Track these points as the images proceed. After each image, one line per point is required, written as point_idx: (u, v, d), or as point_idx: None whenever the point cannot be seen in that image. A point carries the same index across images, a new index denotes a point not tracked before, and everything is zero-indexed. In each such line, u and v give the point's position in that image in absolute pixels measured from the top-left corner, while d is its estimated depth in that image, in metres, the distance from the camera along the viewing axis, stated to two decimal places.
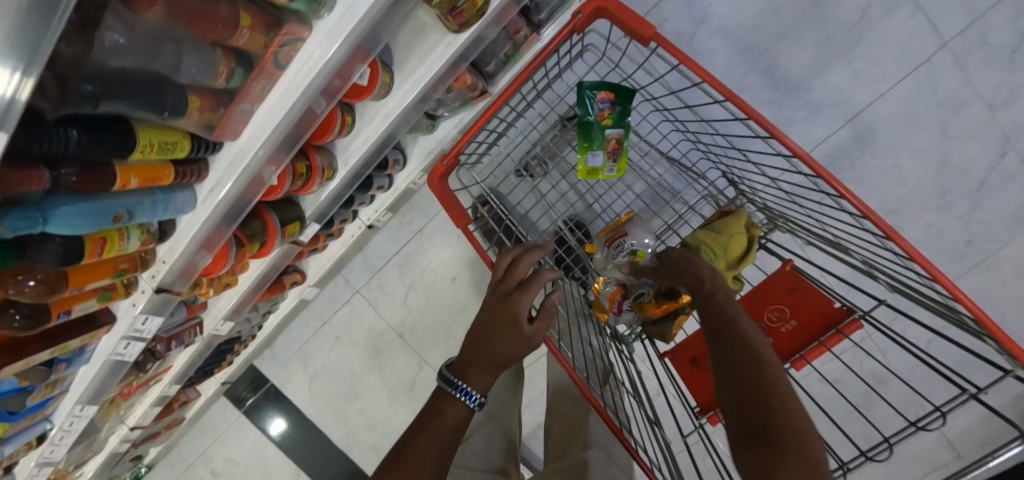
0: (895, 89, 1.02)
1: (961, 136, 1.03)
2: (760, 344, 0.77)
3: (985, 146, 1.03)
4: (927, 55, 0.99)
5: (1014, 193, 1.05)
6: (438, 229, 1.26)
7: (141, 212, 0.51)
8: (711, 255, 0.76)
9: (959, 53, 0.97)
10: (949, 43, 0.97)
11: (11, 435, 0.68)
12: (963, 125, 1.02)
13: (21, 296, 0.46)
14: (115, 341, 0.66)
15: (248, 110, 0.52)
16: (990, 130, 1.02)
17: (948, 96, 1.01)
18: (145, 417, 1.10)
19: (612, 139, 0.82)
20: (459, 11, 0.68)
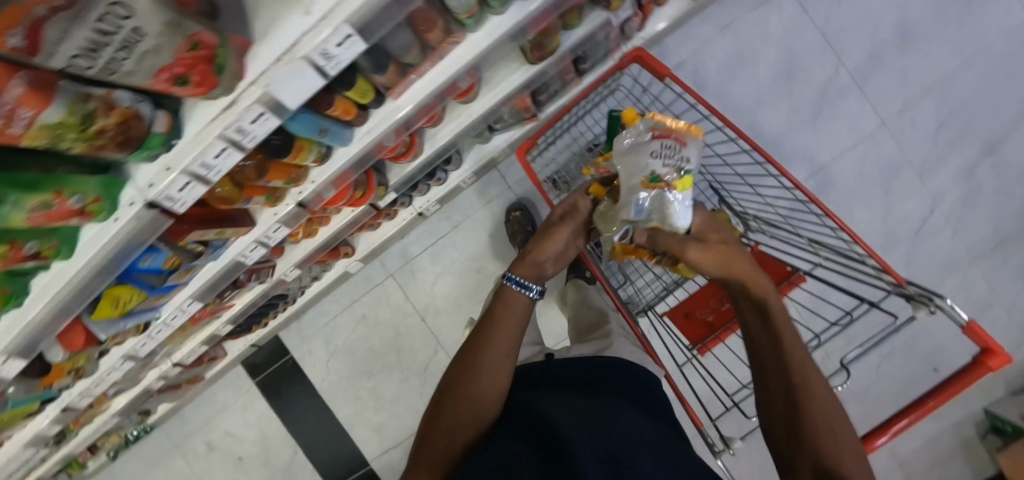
0: (846, 153, 1.39)
1: (900, 193, 1.38)
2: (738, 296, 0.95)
3: (912, 203, 1.38)
4: (871, 130, 1.37)
5: (942, 243, 1.38)
6: (472, 227, 1.49)
7: (329, 135, 0.75)
8: None
9: (895, 131, 1.36)
10: (885, 121, 1.36)
11: (137, 310, 0.83)
12: (897, 184, 1.38)
13: (240, 173, 0.70)
14: (248, 242, 0.85)
15: (413, 81, 0.78)
16: (918, 190, 1.38)
17: (890, 162, 1.38)
18: (189, 355, 1.20)
19: None
20: (542, 47, 0.97)
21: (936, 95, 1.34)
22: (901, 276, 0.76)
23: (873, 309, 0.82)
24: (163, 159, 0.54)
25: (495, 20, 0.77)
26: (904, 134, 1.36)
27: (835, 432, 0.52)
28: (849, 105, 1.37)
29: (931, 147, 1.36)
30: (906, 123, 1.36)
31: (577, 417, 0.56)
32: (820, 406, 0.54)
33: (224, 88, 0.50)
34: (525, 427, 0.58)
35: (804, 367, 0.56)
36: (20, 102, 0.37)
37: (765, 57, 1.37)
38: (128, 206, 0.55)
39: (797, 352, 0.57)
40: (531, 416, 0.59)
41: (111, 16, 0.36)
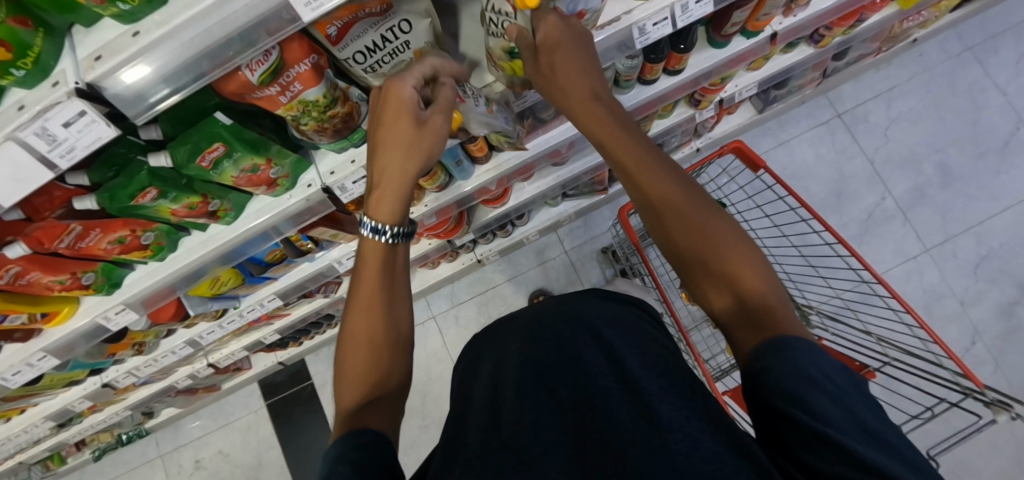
0: (892, 270, 1.40)
1: (942, 320, 1.36)
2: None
3: (955, 330, 1.35)
4: (914, 253, 1.40)
5: (987, 374, 1.31)
6: (523, 283, 1.54)
7: (458, 168, 0.83)
8: None
9: (937, 258, 1.39)
10: (928, 248, 1.40)
11: (224, 295, 0.84)
12: (938, 309, 1.36)
13: None
14: (349, 251, 0.89)
15: (539, 134, 0.86)
16: (958, 317, 1.35)
17: (931, 287, 1.38)
18: (226, 359, 1.16)
19: None
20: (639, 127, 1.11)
21: (975, 232, 1.40)
22: (977, 378, 0.71)
23: (955, 408, 0.75)
24: (351, 152, 0.60)
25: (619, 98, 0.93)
26: (943, 262, 1.39)
27: (761, 287, 0.39)
28: (893, 229, 1.42)
29: (970, 280, 1.37)
30: (948, 253, 1.39)
31: (511, 348, 0.47)
32: (728, 262, 0.40)
33: None
34: (468, 389, 0.48)
35: (696, 234, 0.42)
36: (299, 77, 0.45)
37: (815, 174, 1.47)
38: (306, 186, 0.60)
39: (688, 212, 0.42)
40: (474, 377, 0.49)
41: (397, 28, 0.46)
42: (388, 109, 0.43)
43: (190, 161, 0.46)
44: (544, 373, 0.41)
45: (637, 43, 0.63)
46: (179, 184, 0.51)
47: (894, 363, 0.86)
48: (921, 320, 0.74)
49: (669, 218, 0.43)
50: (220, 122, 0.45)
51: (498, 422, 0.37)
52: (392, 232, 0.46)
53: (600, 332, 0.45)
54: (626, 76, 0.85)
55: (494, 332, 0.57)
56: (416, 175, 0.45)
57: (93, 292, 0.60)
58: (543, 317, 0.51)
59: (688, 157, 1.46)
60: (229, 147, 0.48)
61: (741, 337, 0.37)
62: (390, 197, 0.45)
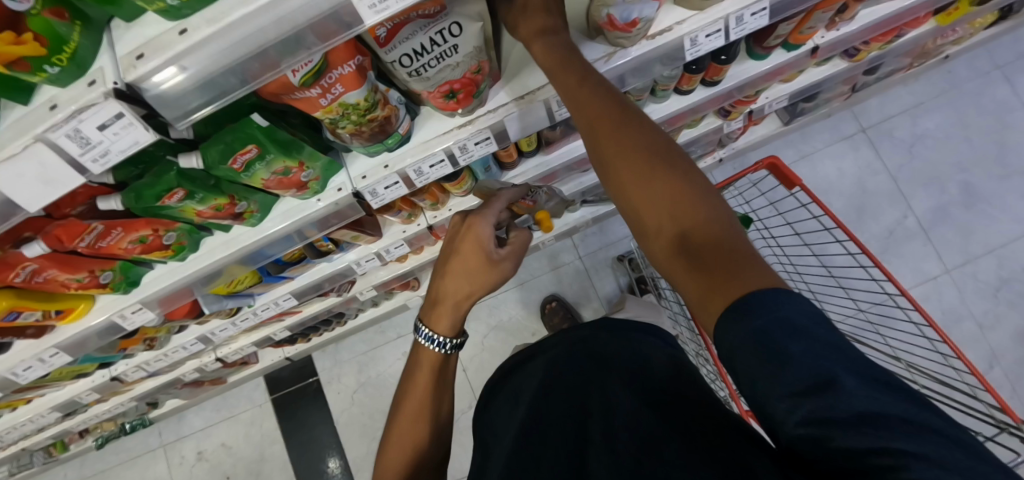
0: (912, 291, 1.36)
1: (963, 344, 1.32)
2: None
3: (976, 356, 1.31)
4: (933, 273, 1.36)
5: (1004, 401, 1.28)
6: (535, 288, 1.52)
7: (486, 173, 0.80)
8: None
9: (959, 280, 1.35)
10: (950, 270, 1.36)
11: (239, 293, 0.81)
12: (959, 334, 1.33)
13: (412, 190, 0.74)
14: (368, 253, 0.86)
15: (570, 141, 0.83)
16: (980, 343, 1.32)
17: (951, 310, 1.34)
18: (234, 353, 1.14)
19: None
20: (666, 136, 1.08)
21: (997, 253, 1.35)
22: (1017, 413, 0.68)
23: (990, 443, 0.72)
24: (383, 156, 0.57)
25: (652, 107, 0.90)
26: (962, 282, 1.34)
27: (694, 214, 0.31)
28: (910, 247, 1.38)
29: (989, 302, 1.33)
30: (968, 274, 1.35)
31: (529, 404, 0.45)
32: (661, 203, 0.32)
33: (469, 108, 0.55)
34: (493, 454, 0.46)
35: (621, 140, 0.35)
36: (342, 79, 0.42)
37: (838, 191, 1.43)
38: (336, 190, 0.57)
39: (627, 140, 0.35)
40: (501, 423, 0.48)
41: (447, 31, 0.43)
42: (465, 244, 0.50)
43: (221, 163, 0.44)
44: (559, 439, 0.39)
45: (687, 55, 0.60)
46: (207, 185, 0.48)
47: (924, 392, 0.83)
48: (959, 351, 0.71)
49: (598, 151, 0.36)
50: (256, 124, 0.42)
51: (512, 478, 0.36)
52: (449, 344, 0.50)
53: (611, 377, 0.43)
54: (663, 85, 0.81)
55: (514, 378, 0.54)
56: (475, 298, 0.51)
57: (109, 290, 0.58)
58: (559, 355, 0.49)
59: (709, 167, 1.42)
60: (262, 149, 0.45)
61: (690, 289, 0.30)
62: (446, 313, 0.50)
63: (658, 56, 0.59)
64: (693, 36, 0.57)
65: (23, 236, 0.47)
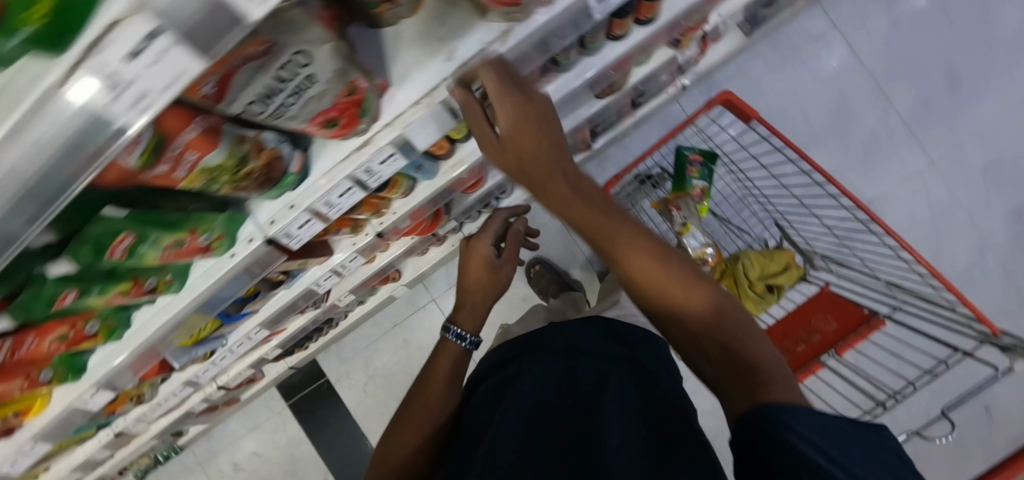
0: (896, 189, 1.31)
1: (949, 235, 1.30)
2: (812, 341, 0.91)
3: (961, 242, 1.30)
4: (917, 169, 1.30)
5: (985, 281, 1.30)
6: (517, 255, 1.50)
7: (421, 169, 0.74)
8: (749, 267, 0.94)
9: (943, 170, 1.30)
10: (935, 160, 1.30)
11: (208, 339, 0.80)
12: (949, 224, 1.30)
13: None
14: (324, 270, 0.83)
15: None
16: (965, 229, 1.30)
17: (938, 202, 1.30)
18: (234, 378, 1.17)
19: (695, 188, 1.00)
20: (613, 85, 1.00)
21: (983, 136, 1.29)
22: (994, 324, 0.67)
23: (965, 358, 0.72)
24: (287, 195, 0.52)
25: (587, 60, 0.79)
26: (949, 173, 1.30)
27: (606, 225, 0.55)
28: (902, 150, 1.31)
29: (981, 192, 1.30)
30: (954, 163, 1.30)
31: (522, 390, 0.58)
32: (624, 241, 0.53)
33: (362, 128, 0.49)
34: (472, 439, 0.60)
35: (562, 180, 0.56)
36: (191, 146, 0.37)
37: (814, 95, 1.32)
38: (247, 242, 0.53)
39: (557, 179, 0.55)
40: (479, 427, 0.61)
41: (291, 63, 0.36)
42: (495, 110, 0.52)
43: (97, 260, 0.41)
44: (533, 425, 0.52)
45: (594, 12, 0.54)
46: (101, 277, 0.45)
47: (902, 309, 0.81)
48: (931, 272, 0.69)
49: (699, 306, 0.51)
50: (115, 216, 0.39)
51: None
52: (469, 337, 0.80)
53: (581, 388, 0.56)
54: (590, 39, 0.73)
55: (490, 392, 0.66)
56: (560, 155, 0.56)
57: (57, 383, 0.57)
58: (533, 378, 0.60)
59: (674, 97, 1.32)
60: (139, 233, 0.41)
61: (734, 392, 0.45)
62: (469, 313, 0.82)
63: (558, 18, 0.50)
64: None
65: None
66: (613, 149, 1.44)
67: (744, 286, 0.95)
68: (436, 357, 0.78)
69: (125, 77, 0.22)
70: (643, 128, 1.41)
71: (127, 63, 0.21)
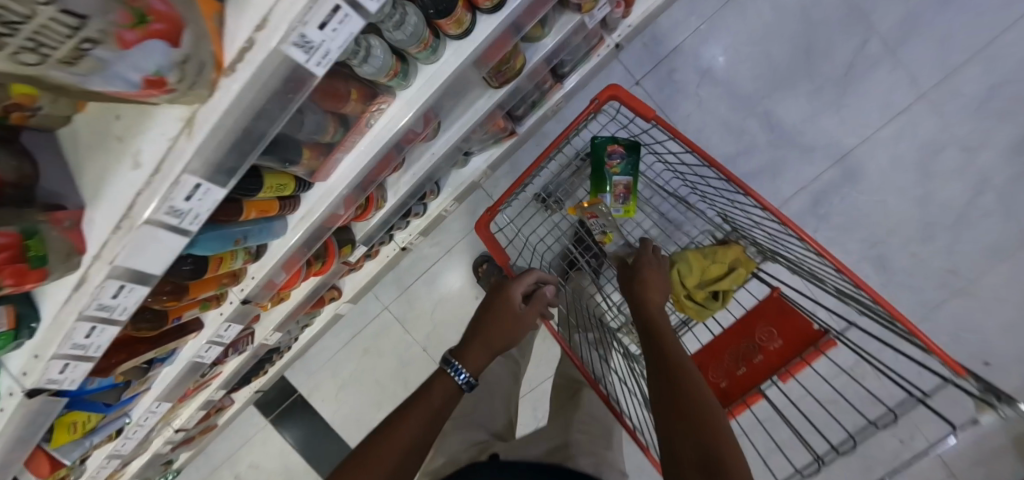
0: (884, 131, 1.09)
1: (950, 179, 1.10)
2: (752, 361, 0.74)
3: (966, 183, 1.09)
4: (903, 104, 1.07)
5: (990, 227, 1.11)
6: (464, 252, 1.39)
7: (251, 237, 0.62)
8: (686, 271, 0.81)
9: (936, 102, 1.06)
10: (936, 88, 1.06)
11: (100, 426, 0.78)
12: (934, 164, 1.09)
13: (156, 302, 0.59)
14: (199, 345, 0.77)
15: (341, 158, 0.64)
16: (962, 169, 1.09)
17: (925, 141, 1.09)
18: (189, 420, 1.18)
19: (617, 185, 0.85)
20: (504, 73, 0.82)
21: (1001, 49, 1.02)
22: (954, 362, 0.52)
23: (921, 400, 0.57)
24: (28, 344, 0.44)
25: (429, 70, 0.63)
26: (954, 101, 1.06)
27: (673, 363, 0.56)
28: (875, 80, 1.07)
29: (974, 119, 1.06)
30: (948, 94, 1.06)
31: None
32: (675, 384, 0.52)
33: (61, 267, 0.39)
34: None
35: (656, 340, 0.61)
36: None
37: (782, 25, 1.07)
38: (9, 396, 0.46)
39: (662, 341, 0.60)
40: None
41: None
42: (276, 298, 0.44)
43: None
44: None
45: (308, 67, 0.36)
46: None
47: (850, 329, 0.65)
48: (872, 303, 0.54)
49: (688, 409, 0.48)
50: None
51: None
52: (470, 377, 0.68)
53: None
54: (411, 51, 0.56)
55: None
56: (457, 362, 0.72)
57: None
58: None
59: (608, 56, 1.09)
60: None
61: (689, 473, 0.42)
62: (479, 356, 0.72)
63: (258, 87, 0.35)
64: (282, 46, 0.33)
65: None
66: (551, 124, 1.25)
67: (677, 294, 0.82)
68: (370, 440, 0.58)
69: None
70: (581, 94, 1.20)
71: None
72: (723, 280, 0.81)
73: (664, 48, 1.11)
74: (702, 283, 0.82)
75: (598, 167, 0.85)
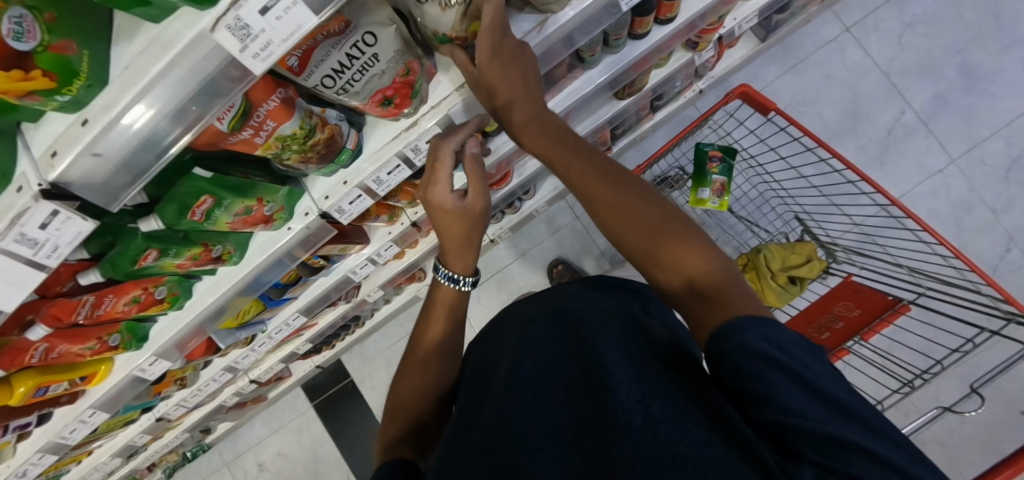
0: (916, 189, 1.32)
1: (975, 233, 1.30)
2: (834, 327, 0.91)
3: (988, 238, 1.29)
4: (937, 167, 1.31)
5: (1016, 281, 1.28)
6: (539, 255, 1.52)
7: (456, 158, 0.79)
8: (771, 259, 0.97)
9: (964, 168, 1.31)
10: (955, 159, 1.31)
11: (251, 322, 0.85)
12: (969, 221, 1.30)
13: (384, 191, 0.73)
14: (361, 259, 0.87)
15: None
16: (991, 226, 1.29)
17: (960, 199, 1.31)
18: (266, 372, 1.20)
19: (715, 183, 1.03)
20: (634, 85, 1.04)
21: (1004, 134, 1.30)
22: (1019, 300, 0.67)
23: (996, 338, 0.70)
24: (341, 173, 0.58)
25: (610, 58, 0.84)
26: (972, 171, 1.30)
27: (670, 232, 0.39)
28: (912, 144, 1.32)
29: (1001, 186, 1.29)
30: (974, 162, 1.30)
31: (508, 352, 0.43)
32: (675, 238, 0.39)
33: (414, 109, 0.54)
34: (473, 393, 0.45)
35: (623, 202, 0.43)
36: (271, 114, 0.42)
37: (828, 97, 1.35)
38: (303, 215, 0.58)
39: (632, 210, 0.42)
40: (485, 357, 0.49)
41: (361, 42, 0.42)
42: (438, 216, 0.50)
43: (180, 219, 0.45)
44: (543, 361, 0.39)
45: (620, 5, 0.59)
46: (178, 239, 0.50)
47: (925, 293, 0.80)
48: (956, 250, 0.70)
49: (600, 201, 0.43)
50: (201, 177, 0.43)
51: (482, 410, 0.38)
52: (464, 279, 0.54)
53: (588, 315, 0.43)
54: (614, 37, 0.77)
55: (487, 331, 0.56)
56: (472, 239, 0.52)
57: (123, 350, 0.61)
58: (536, 316, 0.47)
59: (691, 101, 1.35)
60: (217, 197, 0.46)
61: (697, 320, 0.36)
62: (461, 254, 0.53)
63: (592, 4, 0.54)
64: None
65: (26, 319, 0.50)
66: (631, 152, 1.48)
67: (765, 278, 0.97)
68: (437, 287, 0.56)
69: (256, 28, 0.27)
70: (661, 131, 1.44)
71: (260, 15, 0.26)
72: (803, 268, 0.95)
73: None
74: (785, 270, 0.97)
75: (699, 168, 1.04)
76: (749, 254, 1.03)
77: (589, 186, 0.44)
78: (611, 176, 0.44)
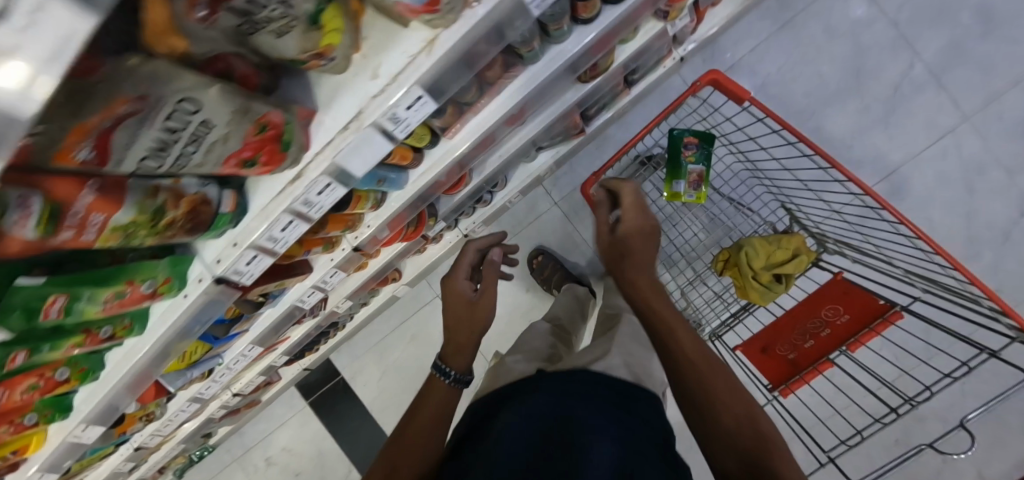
0: (923, 152, 1.18)
1: (989, 199, 1.17)
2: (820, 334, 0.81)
3: (1004, 203, 1.16)
4: (949, 126, 1.16)
5: None
6: (518, 245, 1.45)
7: (387, 181, 0.70)
8: (753, 255, 0.88)
9: (979, 126, 1.15)
10: (968, 116, 1.16)
11: (202, 360, 0.82)
12: (980, 183, 1.17)
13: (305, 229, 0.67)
14: (305, 288, 0.83)
15: (470, 119, 0.72)
16: (1007, 188, 1.16)
17: (971, 159, 1.17)
18: (248, 385, 1.21)
19: (692, 174, 0.93)
20: (596, 67, 0.91)
21: None
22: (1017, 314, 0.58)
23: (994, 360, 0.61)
24: (230, 233, 0.51)
25: (556, 48, 0.71)
26: (985, 129, 1.15)
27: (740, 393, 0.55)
28: (921, 103, 1.17)
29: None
30: (991, 118, 1.15)
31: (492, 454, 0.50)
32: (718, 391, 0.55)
33: (293, 158, 0.46)
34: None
35: (687, 340, 0.60)
36: (92, 210, 0.34)
37: (829, 53, 1.18)
38: (196, 282, 0.53)
39: (682, 343, 0.60)
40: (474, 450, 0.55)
41: (179, 111, 0.33)
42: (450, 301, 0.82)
43: (30, 325, 0.40)
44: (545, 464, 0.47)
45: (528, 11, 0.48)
46: (48, 333, 0.46)
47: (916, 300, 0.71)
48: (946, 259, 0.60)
49: (656, 324, 0.62)
50: (30, 286, 0.38)
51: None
52: (453, 375, 0.72)
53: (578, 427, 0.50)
54: (552, 27, 0.65)
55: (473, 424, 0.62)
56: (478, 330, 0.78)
57: (45, 424, 0.59)
58: (525, 424, 0.53)
59: (672, 70, 1.20)
60: (69, 295, 0.41)
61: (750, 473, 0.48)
62: (461, 354, 0.75)
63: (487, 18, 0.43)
64: None
65: None
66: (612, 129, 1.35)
67: (745, 276, 0.89)
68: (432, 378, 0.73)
69: None
70: (641, 104, 1.30)
71: None
72: (787, 264, 0.87)
73: (721, 66, 1.23)
74: (768, 267, 0.88)
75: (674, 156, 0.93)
76: (730, 248, 0.95)
77: (661, 318, 0.62)
78: (676, 317, 0.62)
